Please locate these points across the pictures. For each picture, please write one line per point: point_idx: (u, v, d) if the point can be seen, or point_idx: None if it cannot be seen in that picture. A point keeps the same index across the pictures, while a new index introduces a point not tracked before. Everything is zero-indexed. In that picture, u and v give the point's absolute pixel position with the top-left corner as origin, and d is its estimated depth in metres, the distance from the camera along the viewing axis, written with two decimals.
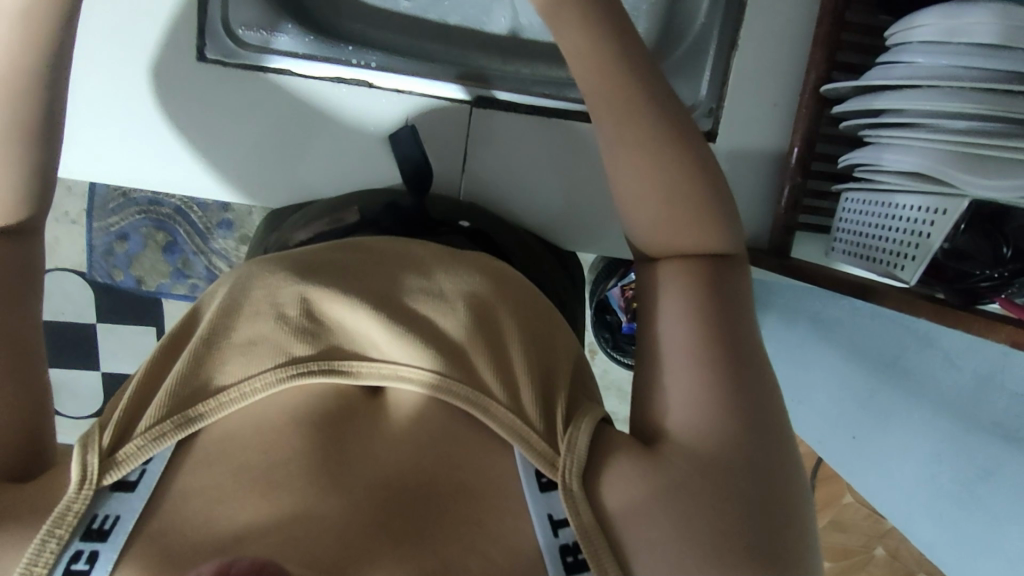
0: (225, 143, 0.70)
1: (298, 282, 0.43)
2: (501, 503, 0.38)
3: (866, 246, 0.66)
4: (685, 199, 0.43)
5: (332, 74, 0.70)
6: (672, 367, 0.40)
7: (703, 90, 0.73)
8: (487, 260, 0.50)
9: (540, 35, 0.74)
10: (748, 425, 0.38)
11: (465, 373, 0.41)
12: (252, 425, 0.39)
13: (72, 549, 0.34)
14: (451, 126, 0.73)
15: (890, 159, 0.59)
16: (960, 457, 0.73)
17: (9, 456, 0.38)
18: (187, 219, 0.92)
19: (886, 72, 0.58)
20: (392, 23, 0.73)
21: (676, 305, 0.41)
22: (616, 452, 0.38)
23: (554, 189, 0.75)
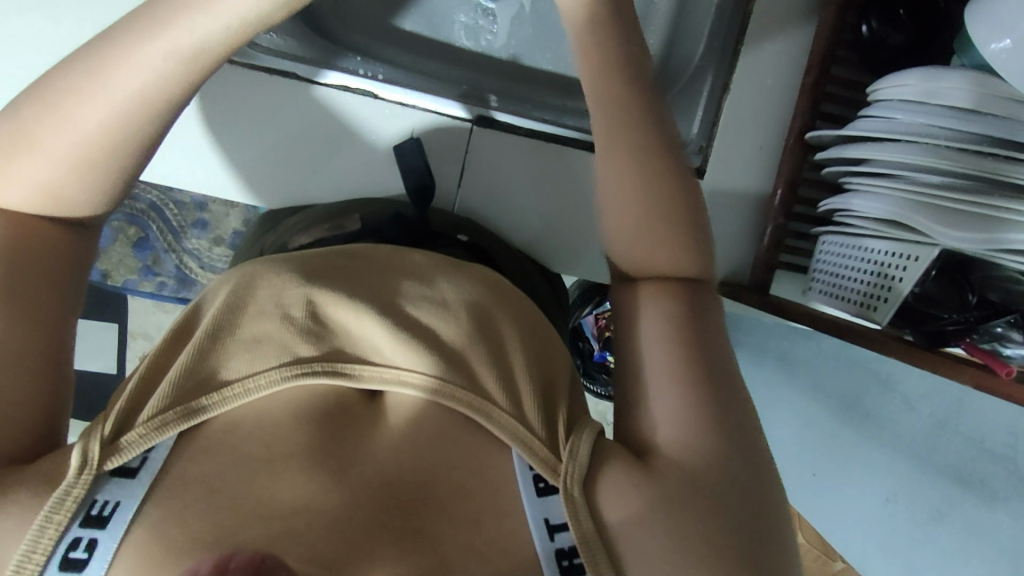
0: (237, 149, 0.72)
1: (304, 285, 0.45)
2: (500, 505, 0.39)
3: (841, 285, 0.68)
4: (674, 217, 0.44)
5: (343, 83, 0.71)
6: (660, 385, 0.41)
7: (694, 128, 0.76)
8: (483, 271, 0.51)
9: (541, 64, 0.78)
10: (732, 439, 0.39)
11: (466, 379, 0.42)
12: (255, 420, 0.40)
13: (71, 536, 0.34)
14: (450, 143, 0.74)
15: (868, 206, 0.62)
16: (913, 498, 0.80)
17: (28, 438, 0.40)
18: (161, 215, 0.96)
19: (869, 126, 0.61)
20: (396, 41, 0.76)
21: (654, 325, 0.42)
22: (611, 459, 0.39)
23: (539, 212, 0.76)
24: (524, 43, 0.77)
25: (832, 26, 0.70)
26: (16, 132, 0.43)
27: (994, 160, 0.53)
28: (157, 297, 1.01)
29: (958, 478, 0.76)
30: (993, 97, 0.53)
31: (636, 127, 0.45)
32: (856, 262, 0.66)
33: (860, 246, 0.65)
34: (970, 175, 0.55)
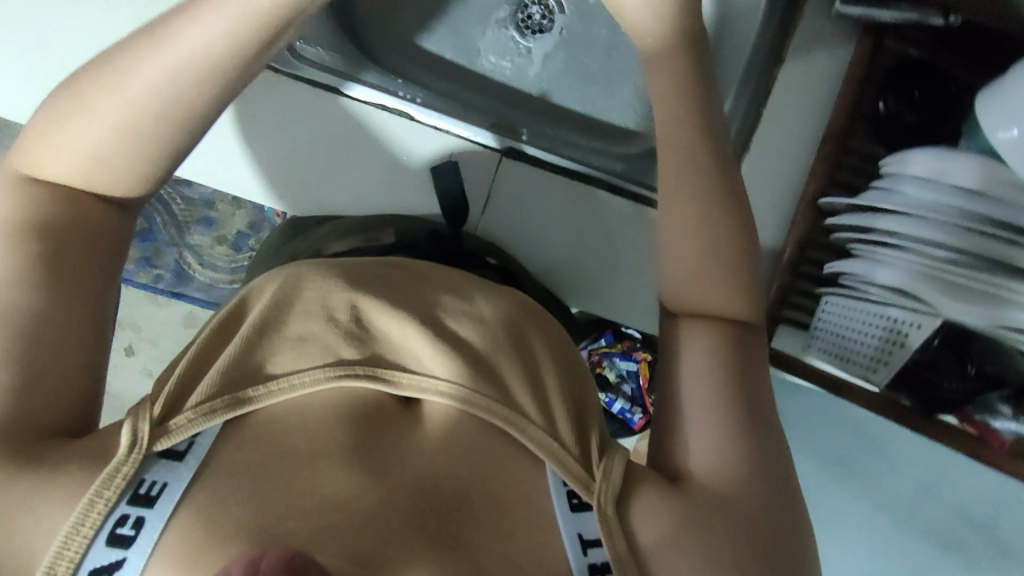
0: (272, 149, 0.72)
1: (349, 290, 0.46)
2: (533, 517, 0.40)
3: (843, 346, 0.66)
4: (717, 260, 0.47)
5: (379, 101, 0.71)
6: (699, 416, 0.43)
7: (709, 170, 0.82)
8: (514, 294, 0.52)
9: (571, 104, 0.81)
10: (761, 471, 0.42)
11: (503, 395, 0.43)
12: (300, 414, 0.41)
13: (119, 512, 0.35)
14: (478, 174, 0.73)
15: (878, 275, 0.60)
16: (892, 551, 0.87)
17: (64, 418, 0.40)
18: (167, 211, 0.99)
19: (878, 196, 0.60)
20: (433, 67, 0.80)
21: (692, 356, 0.45)
22: (643, 483, 0.41)
23: (563, 247, 0.74)
24: (554, 82, 0.81)
25: (850, 96, 0.68)
26: (70, 104, 0.43)
27: (997, 242, 0.54)
28: (153, 288, 1.09)
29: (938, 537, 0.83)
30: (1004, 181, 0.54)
31: (685, 176, 0.47)
32: (859, 325, 0.64)
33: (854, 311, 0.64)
34: (977, 253, 0.56)
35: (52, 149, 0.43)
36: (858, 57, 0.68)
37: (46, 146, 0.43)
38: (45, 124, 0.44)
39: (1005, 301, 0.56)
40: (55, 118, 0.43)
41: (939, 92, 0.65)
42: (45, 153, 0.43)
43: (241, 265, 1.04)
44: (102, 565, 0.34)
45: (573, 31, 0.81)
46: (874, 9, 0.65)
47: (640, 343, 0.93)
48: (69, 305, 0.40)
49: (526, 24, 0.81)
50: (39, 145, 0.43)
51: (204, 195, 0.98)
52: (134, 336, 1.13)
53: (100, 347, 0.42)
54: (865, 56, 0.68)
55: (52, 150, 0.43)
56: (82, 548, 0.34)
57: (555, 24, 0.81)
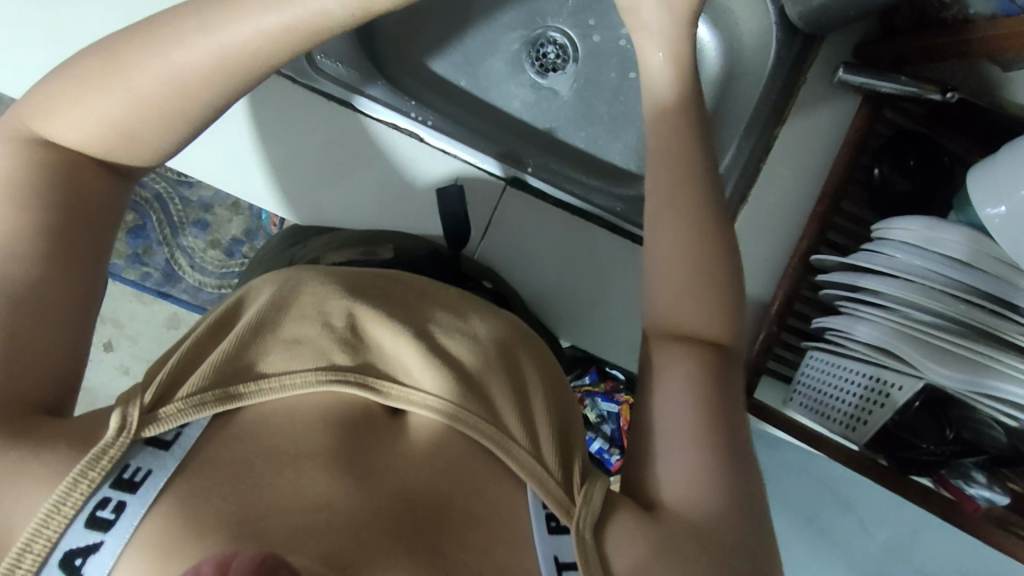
0: (279, 150, 0.70)
1: (347, 299, 0.46)
2: (510, 535, 0.40)
3: (825, 402, 0.65)
4: (705, 299, 0.49)
5: (392, 121, 0.73)
6: (677, 450, 0.44)
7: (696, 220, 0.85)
8: (511, 318, 0.53)
9: (574, 141, 0.84)
10: (741, 507, 0.43)
11: (490, 414, 0.43)
12: (286, 415, 0.41)
13: (101, 495, 0.35)
14: (484, 201, 0.74)
15: (863, 332, 0.61)
16: None
17: (46, 393, 0.40)
18: (164, 209, 1.07)
19: (867, 258, 0.62)
20: (444, 93, 0.84)
21: (679, 392, 0.45)
22: (620, 507, 0.42)
23: (549, 274, 0.74)
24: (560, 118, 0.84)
25: (846, 160, 0.69)
26: (90, 68, 0.44)
27: (982, 311, 0.56)
28: (139, 286, 1.09)
29: None
30: (987, 256, 0.56)
31: (680, 221, 0.49)
32: (840, 381, 0.63)
33: (835, 366, 0.64)
34: (960, 322, 0.57)
35: (60, 111, 0.44)
36: (856, 124, 0.69)
37: (54, 107, 0.44)
38: (54, 92, 0.44)
39: (988, 371, 0.55)
40: (67, 83, 0.44)
41: (931, 159, 0.67)
42: (52, 113, 0.44)
43: (230, 270, 1.09)
44: (79, 547, 0.34)
45: (584, 73, 0.84)
46: (874, 80, 0.67)
47: (623, 385, 0.93)
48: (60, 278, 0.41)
49: (540, 63, 0.85)
50: (46, 103, 0.44)
51: (204, 198, 1.08)
52: (114, 331, 1.11)
53: (85, 323, 0.42)
54: (862, 123, 0.69)
55: (60, 111, 0.44)
56: (62, 527, 0.34)
57: (568, 66, 0.84)
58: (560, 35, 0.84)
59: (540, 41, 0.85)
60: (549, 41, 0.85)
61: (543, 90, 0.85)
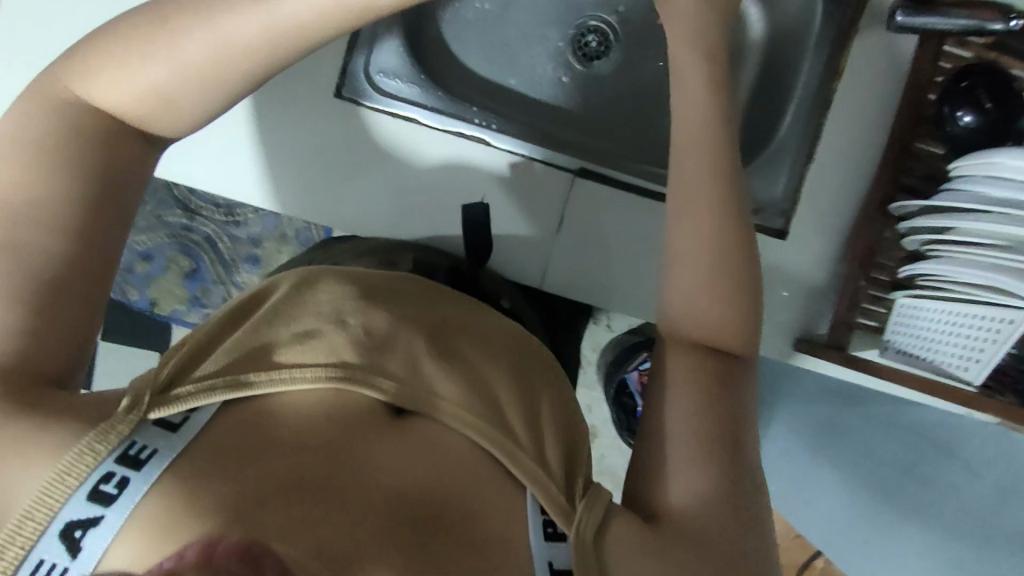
0: (290, 152, 0.74)
1: (361, 301, 0.47)
2: (507, 542, 0.40)
3: (930, 348, 0.70)
4: (725, 301, 0.49)
5: (450, 125, 0.75)
6: (682, 458, 0.44)
7: (778, 191, 0.77)
8: (516, 325, 0.55)
9: (624, 126, 0.84)
10: (742, 523, 0.43)
11: (497, 419, 0.44)
12: (294, 408, 0.41)
13: (104, 469, 0.36)
14: (502, 196, 0.75)
15: (958, 272, 0.63)
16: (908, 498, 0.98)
17: (56, 363, 0.41)
18: (213, 249, 1.01)
19: (951, 197, 0.65)
20: (484, 91, 0.84)
21: (684, 400, 0.46)
22: (618, 517, 0.42)
23: (561, 272, 0.78)
24: (616, 104, 0.84)
25: (910, 106, 0.72)
26: (128, 38, 0.45)
27: None
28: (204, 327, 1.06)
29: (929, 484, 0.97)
30: None
31: (703, 220, 0.50)
32: (945, 327, 0.68)
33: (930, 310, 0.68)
34: None
35: (106, 74, 0.45)
36: (919, 64, 0.72)
37: (100, 69, 0.45)
38: (90, 56, 0.45)
39: None
40: (112, 47, 0.45)
41: (1003, 91, 0.68)
42: (98, 74, 0.45)
43: None
44: (79, 519, 0.34)
45: (627, 58, 0.84)
46: (935, 20, 0.69)
47: None
48: (75, 249, 0.42)
49: (583, 52, 0.84)
50: (89, 64, 0.45)
51: (252, 234, 1.01)
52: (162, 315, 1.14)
53: (99, 298, 0.43)
54: (925, 63, 0.72)
55: (105, 73, 0.45)
56: (63, 498, 0.35)
57: (611, 52, 0.84)
58: (599, 23, 0.84)
59: (580, 32, 0.84)
60: (589, 30, 0.84)
61: (586, 78, 0.84)
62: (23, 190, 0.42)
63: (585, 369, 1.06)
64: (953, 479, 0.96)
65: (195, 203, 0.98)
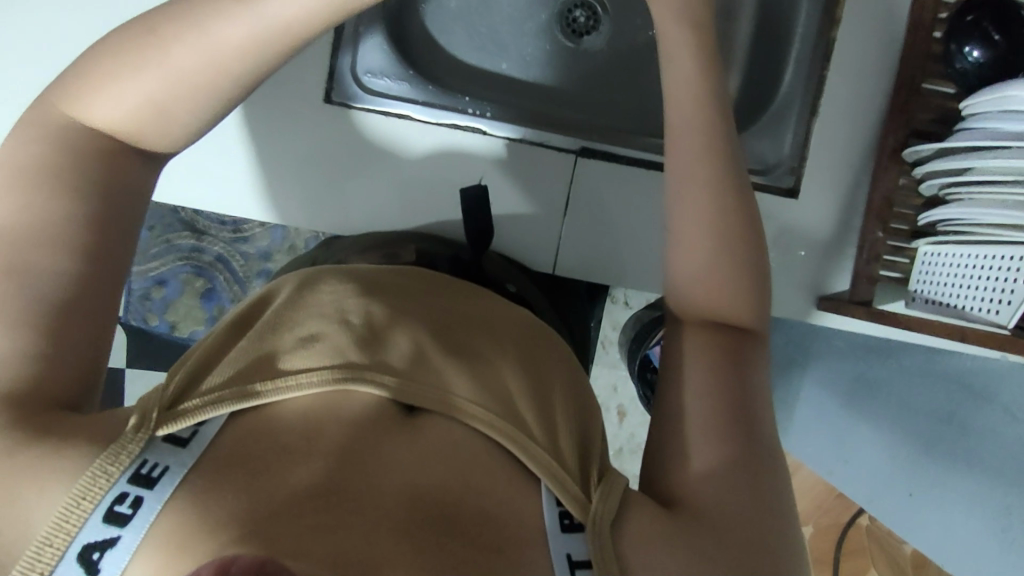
0: (288, 155, 0.74)
1: (364, 299, 0.47)
2: (523, 538, 0.39)
3: (953, 298, 0.70)
4: (735, 276, 0.49)
5: (448, 119, 0.76)
6: (698, 437, 0.44)
7: (785, 148, 0.78)
8: (525, 314, 0.55)
9: (625, 100, 0.83)
10: (761, 502, 0.42)
11: (508, 411, 0.44)
12: (304, 414, 0.41)
13: (118, 491, 0.36)
14: (502, 178, 0.76)
15: (974, 212, 0.64)
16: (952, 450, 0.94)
17: (71, 384, 0.41)
18: (227, 267, 1.02)
19: (962, 137, 0.66)
20: (480, 81, 0.82)
21: (700, 379, 0.45)
22: (634, 507, 0.42)
23: (575, 251, 0.78)
24: (615, 79, 0.83)
25: (911, 51, 0.73)
26: (119, 54, 0.44)
27: None
28: None
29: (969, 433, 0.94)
30: None
31: (708, 197, 0.49)
32: (965, 273, 0.68)
33: (949, 255, 0.69)
34: None
35: (96, 91, 0.44)
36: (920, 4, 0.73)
37: (91, 87, 0.44)
38: (83, 73, 0.45)
39: None
40: (101, 65, 0.45)
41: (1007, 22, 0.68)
42: (89, 92, 0.44)
43: None
44: (96, 541, 0.34)
45: (617, 32, 0.82)
46: None
47: None
48: (81, 269, 0.42)
49: (573, 29, 0.82)
50: (79, 84, 0.45)
51: (262, 248, 1.02)
52: None
53: (108, 317, 0.43)
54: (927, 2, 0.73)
55: (96, 90, 0.44)
56: (79, 523, 0.35)
57: (602, 25, 0.82)
58: None
59: (567, 8, 0.82)
60: (577, 5, 0.82)
61: (578, 55, 0.83)
62: (22, 213, 0.41)
63: (607, 348, 1.06)
64: (994, 424, 0.93)
65: (202, 223, 1.01)
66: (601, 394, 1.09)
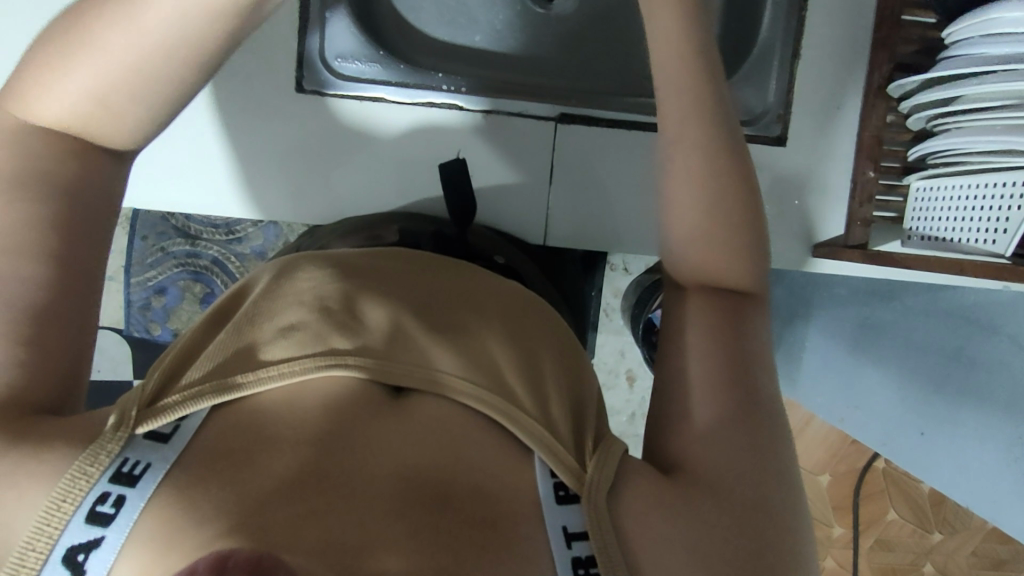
0: (266, 147, 0.73)
1: (345, 284, 0.47)
2: (518, 512, 0.38)
3: (950, 232, 0.68)
4: (726, 232, 0.47)
5: (425, 99, 0.74)
6: (699, 394, 0.44)
7: (771, 96, 0.76)
8: (515, 288, 0.54)
9: (604, 58, 0.80)
10: (761, 462, 0.42)
11: (497, 385, 0.43)
12: (287, 402, 0.40)
13: (100, 490, 0.35)
14: (482, 144, 0.75)
15: (968, 141, 0.63)
16: (962, 385, 0.93)
17: (50, 391, 0.40)
18: (224, 269, 1.01)
19: (948, 65, 0.64)
20: (455, 56, 0.80)
21: (702, 343, 0.45)
22: (635, 477, 0.41)
23: (567, 220, 0.77)
24: (591, 38, 0.80)
25: None
26: (64, 51, 0.44)
27: None
28: None
29: (977, 365, 0.93)
30: None
31: (691, 147, 0.48)
32: (960, 203, 0.66)
33: (943, 186, 0.68)
34: None
35: (43, 90, 0.44)
36: None
37: (38, 86, 0.44)
38: (31, 74, 0.44)
39: None
40: (44, 65, 0.44)
41: None
42: (36, 92, 0.44)
43: None
44: (80, 543, 0.34)
45: None
46: None
47: None
48: (52, 275, 0.41)
49: None
50: (25, 84, 0.44)
51: (257, 248, 1.01)
52: None
53: (85, 321, 0.43)
54: None
55: (44, 88, 0.44)
56: (62, 525, 0.34)
57: None
58: None
59: None
60: None
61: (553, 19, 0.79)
62: None
63: (610, 316, 1.04)
64: (1004, 355, 0.92)
65: (195, 228, 1.00)
66: (609, 362, 1.08)
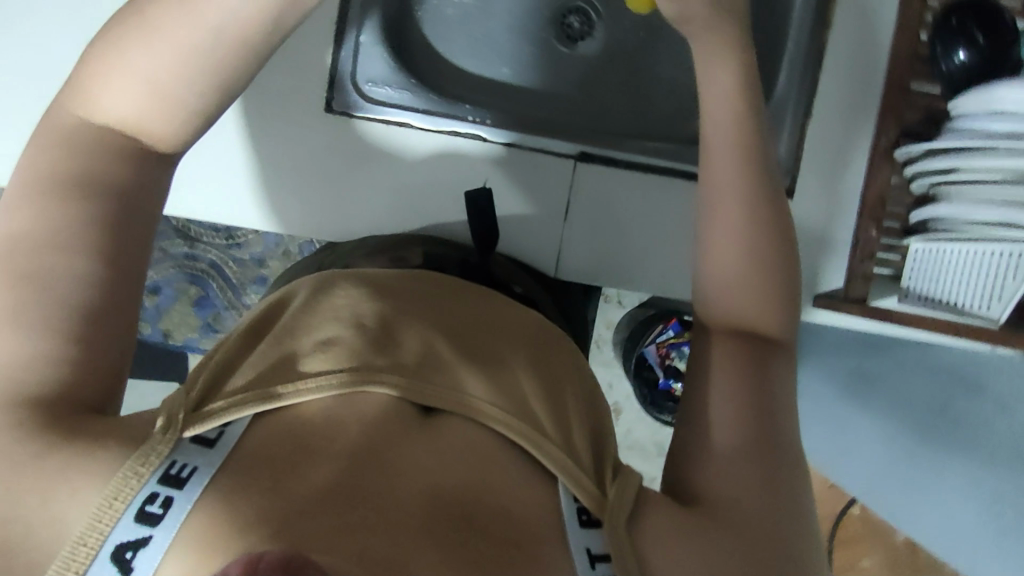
0: (294, 164, 0.75)
1: (380, 304, 0.49)
2: (540, 536, 0.40)
3: (947, 293, 0.72)
4: (753, 277, 0.51)
5: (452, 127, 0.77)
6: (720, 428, 0.46)
7: (782, 147, 0.78)
8: (536, 318, 0.56)
9: (624, 98, 0.83)
10: (774, 498, 0.44)
11: (522, 411, 0.45)
12: (322, 414, 0.42)
13: (149, 490, 0.37)
14: (503, 178, 0.78)
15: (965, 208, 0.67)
16: None
17: (95, 389, 0.42)
18: (221, 275, 1.02)
19: (952, 137, 0.69)
20: (479, 87, 0.82)
21: (728, 385, 0.47)
22: (653, 504, 0.43)
23: (586, 253, 0.80)
24: (613, 79, 0.83)
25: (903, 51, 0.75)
26: (120, 48, 0.46)
27: None
28: None
29: None
30: None
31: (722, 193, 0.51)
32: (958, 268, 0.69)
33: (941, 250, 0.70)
34: None
35: (101, 85, 0.46)
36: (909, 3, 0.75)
37: (97, 83, 0.46)
38: (88, 71, 0.46)
39: None
40: (101, 65, 0.46)
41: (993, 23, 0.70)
42: (96, 89, 0.46)
43: None
44: (129, 541, 0.35)
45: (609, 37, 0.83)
46: None
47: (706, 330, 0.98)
48: (102, 273, 0.42)
49: (568, 35, 0.83)
50: (84, 82, 0.46)
51: (255, 254, 1.00)
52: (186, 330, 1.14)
53: (131, 322, 0.44)
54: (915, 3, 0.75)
55: (102, 85, 0.46)
56: (113, 521, 0.36)
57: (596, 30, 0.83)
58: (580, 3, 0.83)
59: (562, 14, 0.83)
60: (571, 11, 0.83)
61: (576, 58, 0.83)
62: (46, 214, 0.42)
63: (600, 347, 1.06)
64: None
65: (195, 231, 0.99)
66: None
